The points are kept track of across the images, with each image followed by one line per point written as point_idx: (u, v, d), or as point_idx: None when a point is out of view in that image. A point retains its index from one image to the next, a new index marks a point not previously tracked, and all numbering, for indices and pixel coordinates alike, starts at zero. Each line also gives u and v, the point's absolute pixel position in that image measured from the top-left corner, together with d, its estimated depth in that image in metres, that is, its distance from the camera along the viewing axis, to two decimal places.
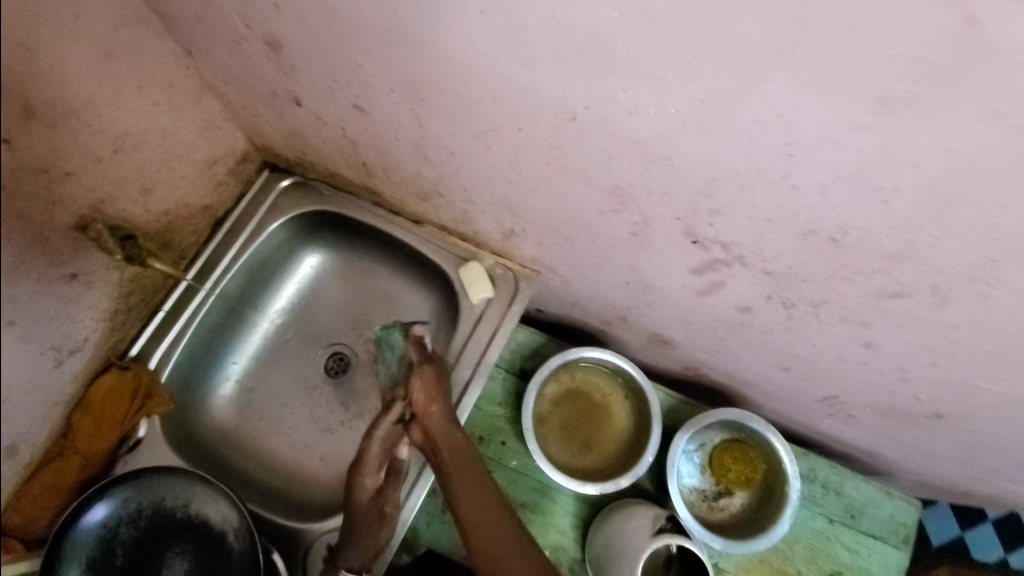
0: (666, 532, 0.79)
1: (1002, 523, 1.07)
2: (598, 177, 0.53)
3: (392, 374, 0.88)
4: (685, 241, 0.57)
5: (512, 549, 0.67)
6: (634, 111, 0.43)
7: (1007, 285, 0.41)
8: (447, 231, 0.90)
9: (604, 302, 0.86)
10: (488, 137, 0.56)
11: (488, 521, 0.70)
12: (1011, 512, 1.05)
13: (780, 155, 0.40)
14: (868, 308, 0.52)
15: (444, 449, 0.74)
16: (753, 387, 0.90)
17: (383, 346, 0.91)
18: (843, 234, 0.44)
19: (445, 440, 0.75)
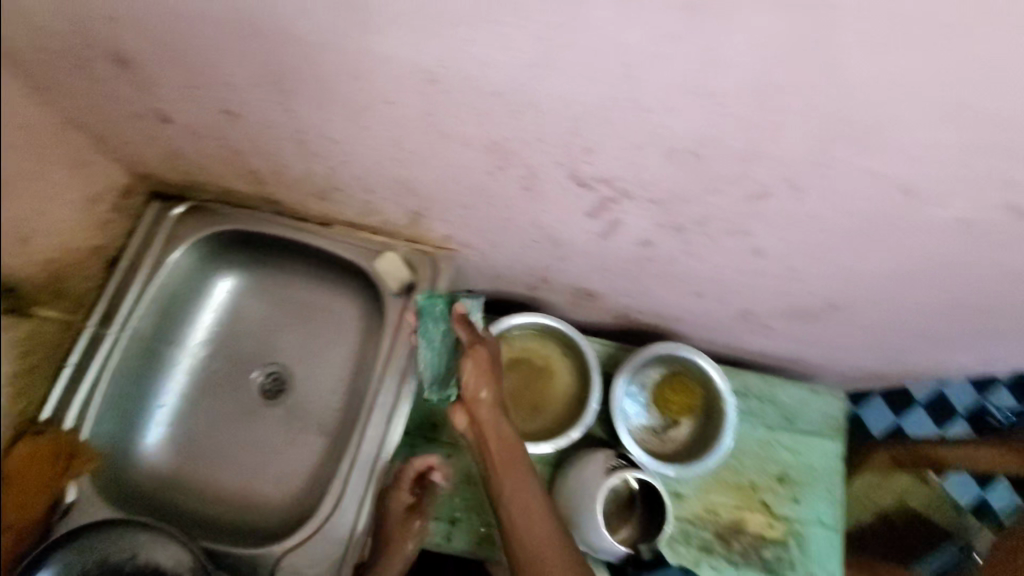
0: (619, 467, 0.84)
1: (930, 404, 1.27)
2: (474, 137, 0.54)
3: (439, 347, 0.83)
4: (572, 185, 0.59)
5: (546, 545, 0.67)
6: (484, 62, 0.44)
7: (844, 162, 0.45)
8: (357, 226, 0.89)
9: (524, 266, 0.88)
10: (362, 117, 0.56)
11: (530, 517, 0.69)
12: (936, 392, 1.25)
13: (623, 80, 0.42)
14: (744, 215, 0.56)
15: (491, 439, 0.73)
16: (678, 320, 0.95)
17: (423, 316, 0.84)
18: (699, 146, 0.47)
19: (495, 430, 0.73)
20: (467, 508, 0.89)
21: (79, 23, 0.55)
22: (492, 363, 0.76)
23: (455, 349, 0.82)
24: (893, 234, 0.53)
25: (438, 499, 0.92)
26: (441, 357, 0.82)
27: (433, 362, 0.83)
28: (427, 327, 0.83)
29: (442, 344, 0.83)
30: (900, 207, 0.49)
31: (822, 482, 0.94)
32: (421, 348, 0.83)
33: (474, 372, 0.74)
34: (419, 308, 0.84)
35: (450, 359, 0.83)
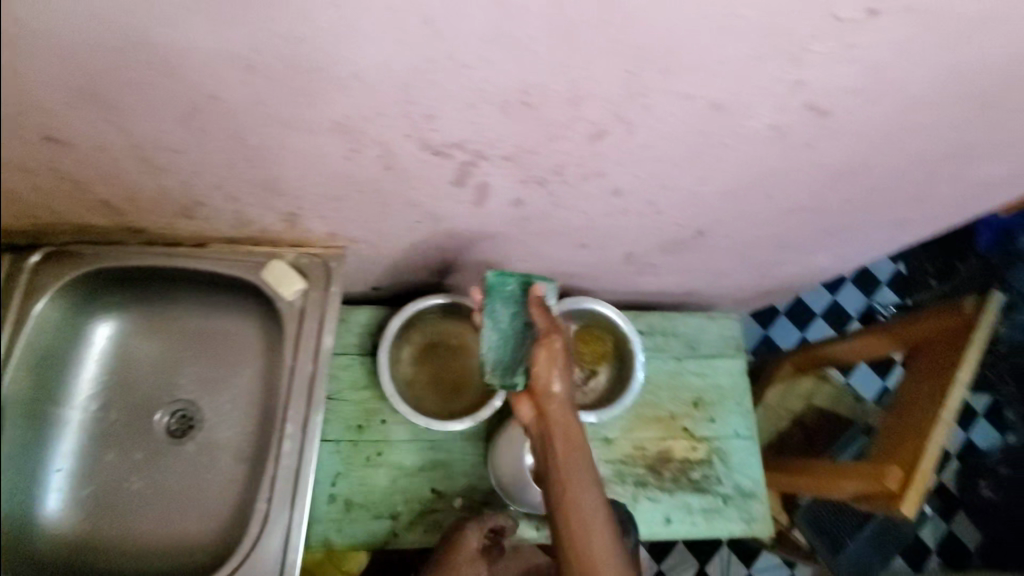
0: None
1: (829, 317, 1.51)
2: (315, 120, 0.54)
3: (500, 329, 0.76)
4: (427, 156, 0.60)
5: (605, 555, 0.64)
6: (295, 38, 0.44)
7: (656, 89, 0.49)
8: (236, 240, 0.86)
9: (416, 251, 0.89)
10: (197, 118, 0.55)
11: (586, 529, 0.65)
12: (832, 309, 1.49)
13: (432, 37, 0.43)
14: (592, 156, 0.59)
15: (556, 436, 0.67)
16: (577, 276, 0.98)
17: (490, 295, 0.76)
18: (526, 94, 0.49)
19: (567, 433, 0.67)
20: (407, 500, 0.91)
21: None
22: (567, 353, 0.70)
23: (520, 332, 0.76)
24: (722, 152, 0.58)
25: (375, 498, 0.91)
26: (508, 340, 0.76)
27: (498, 347, 0.76)
28: (493, 306, 0.76)
29: (507, 327, 0.76)
30: (717, 124, 0.53)
31: (732, 398, 1.01)
32: (486, 328, 0.76)
33: (546, 363, 0.69)
34: (487, 284, 0.77)
35: (517, 343, 0.76)
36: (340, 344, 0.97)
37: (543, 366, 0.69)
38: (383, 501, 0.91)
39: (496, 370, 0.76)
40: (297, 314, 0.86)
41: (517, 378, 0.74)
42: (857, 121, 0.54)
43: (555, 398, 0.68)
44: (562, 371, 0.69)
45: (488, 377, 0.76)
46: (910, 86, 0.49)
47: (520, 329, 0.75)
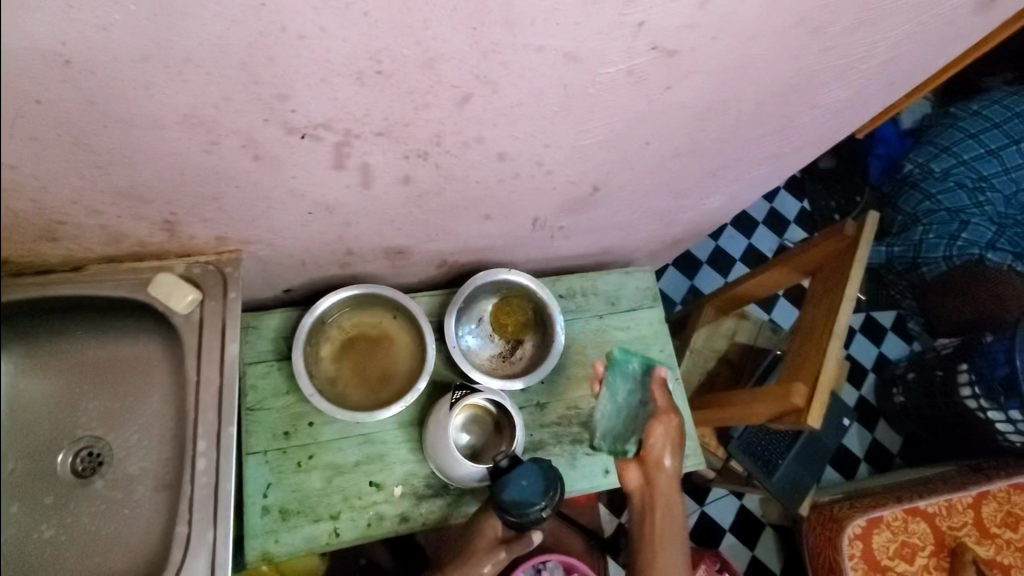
0: (464, 398, 0.89)
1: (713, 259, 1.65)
2: (158, 115, 0.50)
3: (621, 404, 1.00)
4: (294, 140, 0.57)
5: None
6: (106, 25, 0.41)
7: (506, 44, 0.49)
8: (117, 258, 0.80)
9: (318, 246, 0.86)
10: (21, 126, 0.50)
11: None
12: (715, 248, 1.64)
13: (256, 9, 0.42)
14: (464, 121, 0.58)
15: (659, 501, 0.89)
16: (490, 250, 0.98)
17: (616, 371, 1.01)
18: (378, 63, 0.48)
19: (666, 499, 0.89)
20: (346, 497, 0.90)
21: None
22: (676, 435, 0.93)
23: (634, 408, 1.00)
24: (592, 102, 0.59)
25: (312, 501, 0.89)
26: (620, 415, 0.99)
27: (611, 416, 0.99)
28: (616, 383, 1.01)
29: (623, 401, 1.00)
30: (576, 74, 0.54)
31: (654, 345, 1.05)
32: (605, 398, 0.99)
33: (663, 439, 0.92)
34: (613, 360, 1.02)
35: (627, 418, 0.99)
36: (254, 352, 0.93)
37: (660, 439, 0.92)
38: (321, 503, 0.89)
39: (611, 436, 0.98)
40: (196, 325, 0.81)
41: (628, 446, 0.96)
42: (706, 56, 0.56)
43: (664, 471, 0.90)
44: (673, 450, 0.92)
45: (596, 441, 0.98)
46: (743, 16, 0.52)
47: (634, 405, 1.00)
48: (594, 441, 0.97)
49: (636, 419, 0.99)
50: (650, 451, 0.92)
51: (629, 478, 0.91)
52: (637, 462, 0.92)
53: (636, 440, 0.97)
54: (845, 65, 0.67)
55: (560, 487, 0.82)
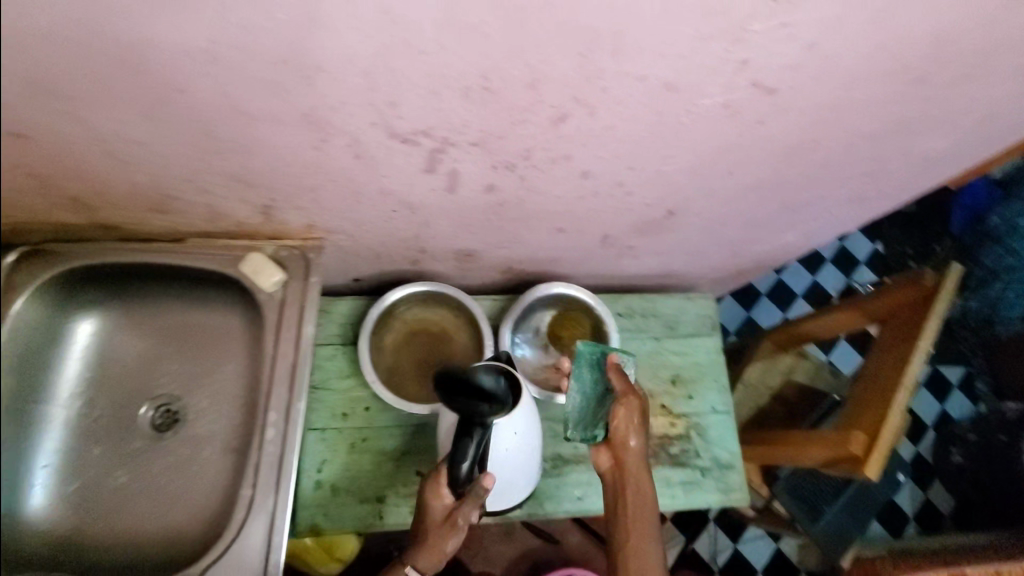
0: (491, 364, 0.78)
1: (773, 293, 1.61)
2: (280, 111, 0.55)
3: (587, 393, 0.80)
4: (395, 143, 0.61)
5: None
6: (253, 29, 0.45)
7: (610, 72, 0.50)
8: (213, 235, 0.87)
9: (395, 242, 0.90)
10: (160, 111, 0.55)
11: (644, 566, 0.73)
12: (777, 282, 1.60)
13: (387, 24, 0.45)
14: (556, 139, 0.60)
15: (628, 485, 0.75)
16: (555, 261, 1.00)
17: (577, 359, 0.80)
18: (487, 80, 0.51)
19: (635, 481, 0.75)
20: (393, 483, 0.93)
21: None
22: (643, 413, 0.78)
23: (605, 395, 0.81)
24: (682, 130, 0.60)
25: (361, 482, 0.93)
26: (589, 403, 0.80)
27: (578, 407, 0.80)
28: (579, 370, 0.80)
29: (590, 389, 0.80)
30: (672, 104, 0.55)
31: (710, 375, 1.04)
32: (571, 389, 0.80)
33: (626, 420, 0.76)
34: (575, 351, 0.81)
35: (596, 406, 0.80)
36: (323, 335, 0.98)
37: (622, 423, 0.76)
38: (370, 486, 0.93)
39: (580, 426, 0.80)
40: (278, 304, 0.87)
41: (597, 431, 0.78)
42: (805, 96, 0.56)
43: (632, 452, 0.75)
44: (639, 429, 0.76)
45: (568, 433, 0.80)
46: (848, 61, 0.52)
47: (602, 394, 0.80)
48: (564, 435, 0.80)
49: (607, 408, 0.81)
50: (613, 432, 0.76)
51: (600, 462, 0.79)
52: (605, 445, 0.78)
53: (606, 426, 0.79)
54: (945, 116, 0.65)
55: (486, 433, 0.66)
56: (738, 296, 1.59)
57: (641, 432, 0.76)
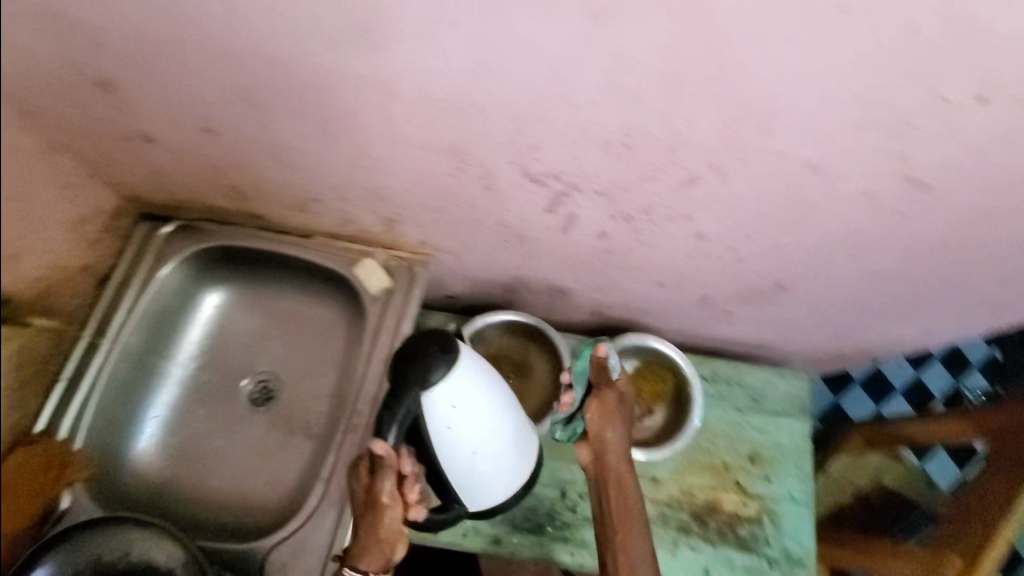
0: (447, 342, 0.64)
1: (866, 382, 1.50)
2: (431, 140, 0.60)
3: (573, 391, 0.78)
4: (525, 181, 0.64)
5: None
6: (430, 69, 0.50)
7: (753, 145, 0.51)
8: (336, 237, 0.94)
9: (496, 269, 0.94)
10: (328, 127, 0.61)
11: (630, 564, 0.69)
12: (873, 371, 1.48)
13: (550, 78, 0.48)
14: (680, 200, 0.62)
15: (610, 479, 0.72)
16: (647, 313, 0.99)
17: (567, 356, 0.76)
18: (629, 137, 0.53)
19: (618, 472, 0.72)
20: None
21: (62, 48, 0.57)
22: (623, 405, 0.74)
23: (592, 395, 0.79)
24: (813, 209, 0.59)
25: None
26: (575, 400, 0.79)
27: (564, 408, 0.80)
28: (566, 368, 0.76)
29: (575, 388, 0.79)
30: (810, 182, 0.55)
31: (792, 460, 0.99)
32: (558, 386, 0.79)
33: (601, 413, 0.73)
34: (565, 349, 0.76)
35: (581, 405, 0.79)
36: None
37: (597, 415, 0.73)
38: None
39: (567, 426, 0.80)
40: (380, 309, 0.92)
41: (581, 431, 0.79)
42: (955, 195, 0.54)
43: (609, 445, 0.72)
44: (617, 421, 0.73)
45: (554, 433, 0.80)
46: (1012, 167, 0.50)
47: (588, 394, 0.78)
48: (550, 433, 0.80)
49: None
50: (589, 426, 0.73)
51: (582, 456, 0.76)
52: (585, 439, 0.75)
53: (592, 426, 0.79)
54: None
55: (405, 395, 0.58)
56: (829, 379, 1.49)
57: (620, 424, 0.73)
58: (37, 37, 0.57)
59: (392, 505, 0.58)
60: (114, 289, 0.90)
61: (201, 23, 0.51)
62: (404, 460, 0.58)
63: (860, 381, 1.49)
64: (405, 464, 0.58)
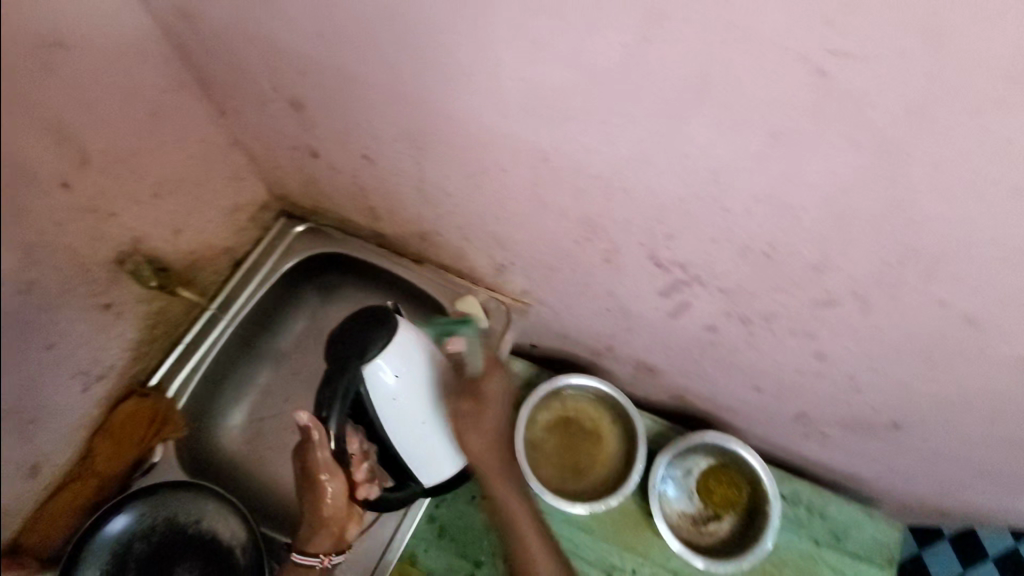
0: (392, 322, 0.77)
1: (956, 540, 1.15)
2: (571, 209, 0.62)
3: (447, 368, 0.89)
4: (650, 265, 0.65)
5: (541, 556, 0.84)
6: (592, 152, 0.51)
7: (907, 285, 0.49)
8: (446, 269, 0.99)
9: (591, 333, 0.94)
10: (477, 178, 0.65)
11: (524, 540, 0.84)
12: (966, 530, 1.13)
13: (709, 181, 0.48)
14: (809, 316, 0.60)
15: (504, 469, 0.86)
16: (734, 413, 0.95)
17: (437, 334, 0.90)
18: (773, 249, 0.52)
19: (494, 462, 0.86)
20: (494, 553, 0.94)
21: (271, 72, 0.65)
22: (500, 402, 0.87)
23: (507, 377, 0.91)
24: (955, 358, 0.56)
25: (470, 536, 0.95)
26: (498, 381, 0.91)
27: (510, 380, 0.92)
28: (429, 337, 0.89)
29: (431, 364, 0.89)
30: (960, 333, 0.52)
31: None
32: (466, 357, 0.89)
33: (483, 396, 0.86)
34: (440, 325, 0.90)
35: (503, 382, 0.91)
36: None
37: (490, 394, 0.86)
38: (475, 543, 0.94)
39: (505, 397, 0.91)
40: None
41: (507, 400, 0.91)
42: None
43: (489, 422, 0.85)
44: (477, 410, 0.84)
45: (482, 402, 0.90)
46: None
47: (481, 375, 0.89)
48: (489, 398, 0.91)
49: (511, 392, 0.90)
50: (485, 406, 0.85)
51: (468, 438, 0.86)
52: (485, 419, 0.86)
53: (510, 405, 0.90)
54: None
55: (351, 370, 0.75)
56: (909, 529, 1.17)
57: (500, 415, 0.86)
58: (254, 62, 0.65)
59: (331, 476, 0.82)
60: (244, 273, 0.99)
61: (387, 80, 0.56)
62: (354, 442, 0.80)
63: (948, 536, 1.15)
64: (355, 446, 0.80)
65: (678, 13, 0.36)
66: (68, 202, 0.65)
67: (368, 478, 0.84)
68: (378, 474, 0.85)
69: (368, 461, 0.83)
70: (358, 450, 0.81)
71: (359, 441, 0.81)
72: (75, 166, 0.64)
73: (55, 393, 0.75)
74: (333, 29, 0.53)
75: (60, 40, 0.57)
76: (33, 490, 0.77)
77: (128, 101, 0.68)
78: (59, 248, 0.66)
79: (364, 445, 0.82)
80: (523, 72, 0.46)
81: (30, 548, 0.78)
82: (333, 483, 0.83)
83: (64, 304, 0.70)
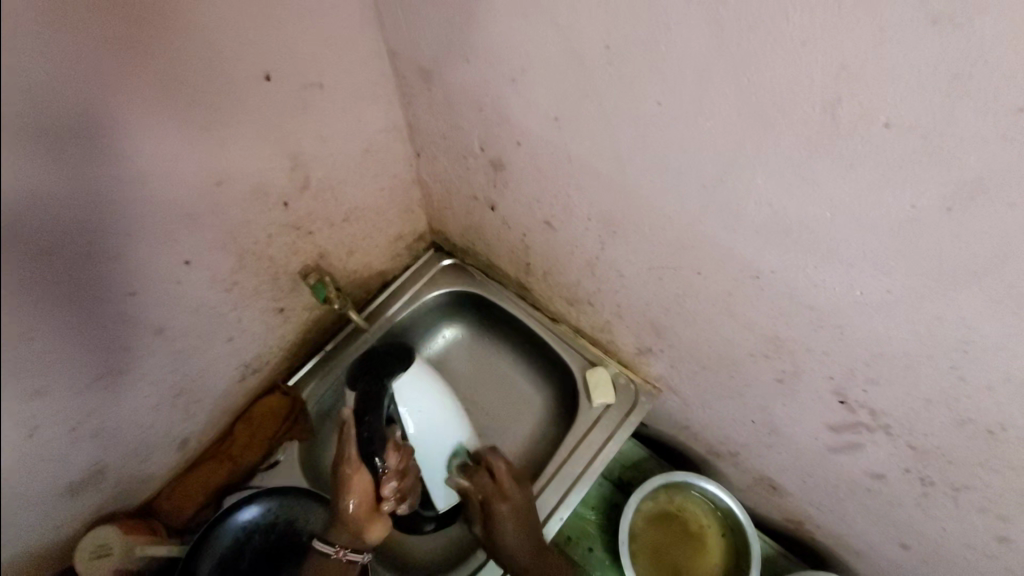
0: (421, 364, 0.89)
1: None
2: (759, 326, 0.60)
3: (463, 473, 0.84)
4: (832, 399, 0.61)
5: None
6: (819, 284, 0.49)
7: None
8: (580, 333, 0.98)
9: (718, 435, 0.90)
10: (663, 269, 0.65)
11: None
12: None
13: (954, 349, 0.45)
14: (1014, 503, 0.54)
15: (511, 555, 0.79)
16: (863, 560, 0.87)
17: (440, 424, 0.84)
18: (1004, 429, 0.48)
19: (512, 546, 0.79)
20: None
21: (485, 132, 0.69)
22: (521, 519, 0.80)
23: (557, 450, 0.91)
24: None
25: None
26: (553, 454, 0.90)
27: (568, 447, 0.90)
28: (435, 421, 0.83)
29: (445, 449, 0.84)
30: None
31: None
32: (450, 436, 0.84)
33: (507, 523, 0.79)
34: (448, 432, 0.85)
35: (556, 450, 0.91)
36: None
37: (505, 521, 0.79)
38: None
39: (558, 459, 0.89)
40: (592, 420, 0.91)
41: (558, 462, 0.88)
42: None
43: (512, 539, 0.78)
44: (513, 528, 0.79)
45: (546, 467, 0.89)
46: None
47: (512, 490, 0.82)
48: (550, 462, 0.89)
49: (564, 455, 0.89)
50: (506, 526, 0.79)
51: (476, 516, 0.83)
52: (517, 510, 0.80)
53: (558, 466, 0.88)
54: None
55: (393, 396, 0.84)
56: None
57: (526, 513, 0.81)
58: (473, 120, 0.69)
59: (355, 469, 0.76)
60: (388, 295, 1.04)
61: (609, 171, 0.58)
62: (394, 457, 0.76)
63: None
64: (392, 460, 0.76)
65: (1004, 194, 0.34)
66: (281, 218, 0.73)
67: (398, 496, 0.77)
68: (406, 494, 0.79)
69: (400, 480, 0.77)
70: (395, 466, 0.77)
71: (398, 456, 0.77)
72: (297, 189, 0.72)
73: (219, 376, 0.82)
74: (571, 115, 0.55)
75: (320, 82, 0.65)
76: (179, 457, 0.85)
77: (351, 136, 0.75)
78: (262, 258, 0.75)
79: (404, 462, 0.77)
80: (772, 200, 0.46)
81: (161, 514, 0.84)
82: (357, 478, 0.76)
83: (246, 308, 0.78)
